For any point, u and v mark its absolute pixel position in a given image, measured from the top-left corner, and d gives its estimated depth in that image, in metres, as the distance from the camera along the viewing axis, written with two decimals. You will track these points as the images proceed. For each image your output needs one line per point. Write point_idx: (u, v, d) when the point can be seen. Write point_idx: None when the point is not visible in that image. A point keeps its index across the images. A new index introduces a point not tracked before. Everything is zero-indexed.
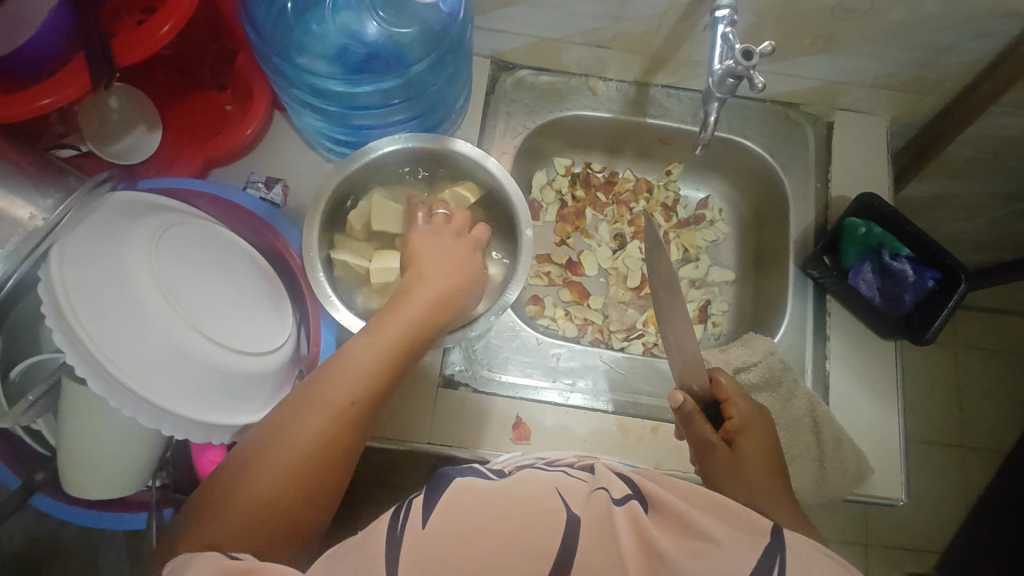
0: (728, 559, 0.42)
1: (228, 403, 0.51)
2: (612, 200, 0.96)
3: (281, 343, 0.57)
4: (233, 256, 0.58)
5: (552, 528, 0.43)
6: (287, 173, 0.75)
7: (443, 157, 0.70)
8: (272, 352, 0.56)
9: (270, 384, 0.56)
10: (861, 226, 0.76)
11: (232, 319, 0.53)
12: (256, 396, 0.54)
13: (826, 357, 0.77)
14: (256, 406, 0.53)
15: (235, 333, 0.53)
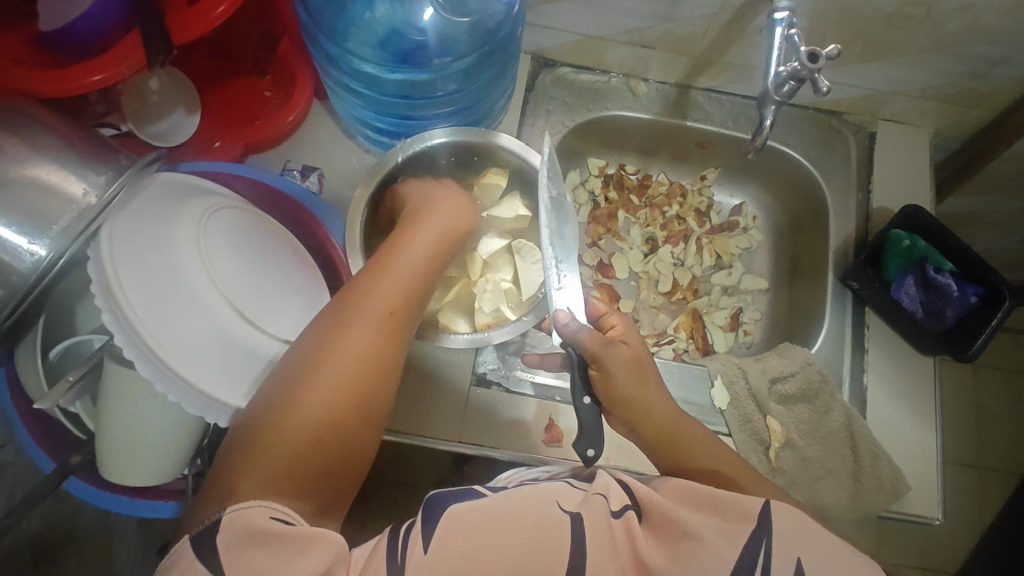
0: (717, 555, 0.44)
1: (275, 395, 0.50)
2: (645, 203, 0.95)
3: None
4: (279, 246, 0.58)
5: (558, 553, 0.43)
6: (326, 161, 0.74)
7: (485, 150, 0.68)
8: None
9: None
10: (906, 239, 0.75)
11: (276, 309, 0.52)
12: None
13: (864, 371, 0.76)
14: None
15: (281, 325, 0.52)
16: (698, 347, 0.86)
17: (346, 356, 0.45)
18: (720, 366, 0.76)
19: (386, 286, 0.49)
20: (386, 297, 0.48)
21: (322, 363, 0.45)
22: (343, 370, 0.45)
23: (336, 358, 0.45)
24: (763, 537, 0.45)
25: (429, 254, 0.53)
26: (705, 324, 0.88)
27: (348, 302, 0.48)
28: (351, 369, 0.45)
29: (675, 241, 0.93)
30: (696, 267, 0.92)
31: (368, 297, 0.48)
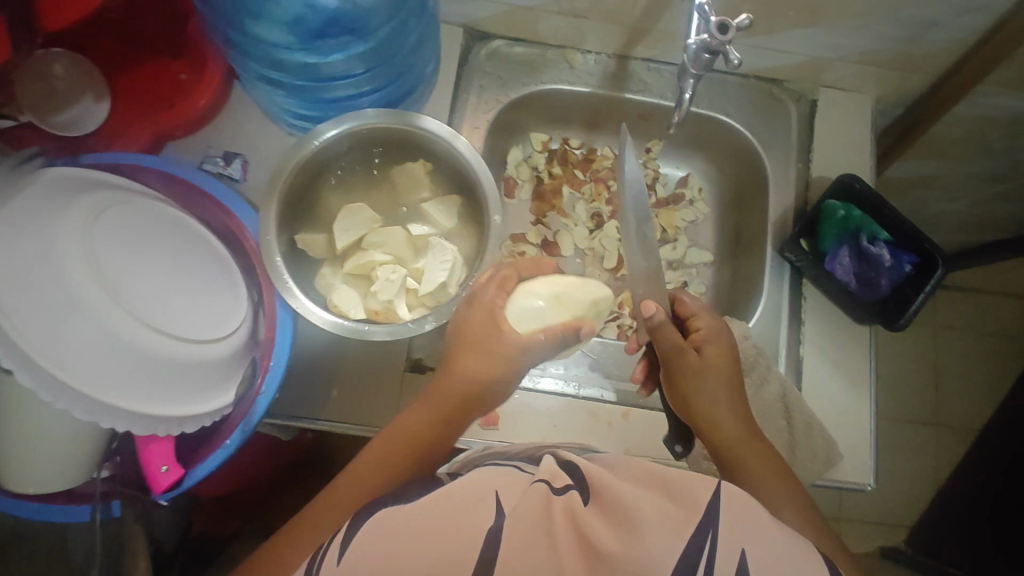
0: (656, 546, 0.39)
1: (178, 399, 0.50)
2: (590, 178, 0.93)
3: (236, 326, 0.55)
4: (186, 236, 0.55)
5: (461, 561, 0.40)
6: (247, 147, 0.71)
7: (411, 137, 0.64)
8: (227, 340, 0.54)
9: (222, 370, 0.53)
10: (840, 210, 0.75)
11: (183, 307, 0.51)
12: (209, 390, 0.52)
13: (800, 342, 0.76)
14: (209, 399, 0.52)
15: (187, 323, 0.51)
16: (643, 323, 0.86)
17: (420, 432, 0.58)
18: None
19: (455, 382, 0.58)
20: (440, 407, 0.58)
21: (375, 442, 0.59)
22: (393, 448, 0.58)
23: (386, 438, 0.59)
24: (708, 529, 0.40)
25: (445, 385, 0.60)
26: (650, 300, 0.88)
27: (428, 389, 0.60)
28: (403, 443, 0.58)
29: (620, 215, 0.92)
30: None
31: (443, 387, 0.59)
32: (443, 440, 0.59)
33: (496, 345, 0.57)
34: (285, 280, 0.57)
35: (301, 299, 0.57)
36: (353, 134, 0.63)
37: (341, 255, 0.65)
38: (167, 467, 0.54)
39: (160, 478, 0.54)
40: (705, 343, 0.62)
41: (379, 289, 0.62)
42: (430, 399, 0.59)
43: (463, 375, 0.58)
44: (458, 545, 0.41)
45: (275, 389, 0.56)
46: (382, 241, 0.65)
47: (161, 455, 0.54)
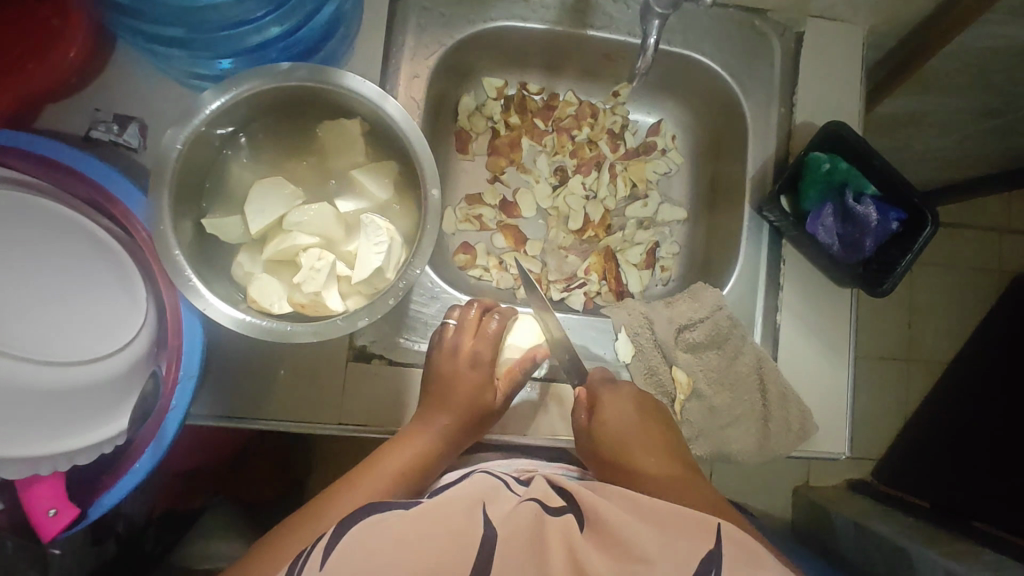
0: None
1: (48, 429, 0.48)
2: (552, 127, 0.83)
3: (132, 336, 0.50)
4: (66, 230, 0.48)
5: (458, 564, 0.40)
6: (140, 109, 0.60)
7: (331, 95, 0.54)
8: (112, 357, 0.50)
9: (109, 390, 0.50)
10: (825, 163, 0.68)
11: (52, 323, 0.48)
12: (89, 414, 0.49)
13: (778, 309, 0.71)
14: (88, 426, 0.49)
15: (55, 343, 0.48)
16: (612, 290, 0.80)
17: (428, 444, 0.60)
18: (626, 317, 0.69)
19: (457, 405, 0.61)
20: (447, 423, 0.61)
21: (382, 448, 0.60)
22: (402, 457, 0.59)
23: (392, 447, 0.59)
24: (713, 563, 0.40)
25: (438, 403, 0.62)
26: (619, 263, 0.81)
27: (429, 399, 0.61)
28: (411, 454, 0.59)
29: (586, 170, 0.83)
30: (609, 199, 0.83)
31: (443, 406, 0.61)
32: (443, 453, 0.61)
33: (484, 383, 0.62)
34: (189, 277, 0.48)
35: (211, 297, 0.49)
36: (239, 104, 0.52)
37: (259, 239, 0.56)
38: (55, 511, 0.47)
39: (48, 526, 0.47)
40: (604, 391, 0.60)
41: (303, 280, 0.53)
42: (435, 415, 0.61)
43: (463, 393, 0.61)
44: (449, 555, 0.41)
45: (189, 403, 0.49)
46: (305, 220, 0.55)
47: (50, 499, 0.47)
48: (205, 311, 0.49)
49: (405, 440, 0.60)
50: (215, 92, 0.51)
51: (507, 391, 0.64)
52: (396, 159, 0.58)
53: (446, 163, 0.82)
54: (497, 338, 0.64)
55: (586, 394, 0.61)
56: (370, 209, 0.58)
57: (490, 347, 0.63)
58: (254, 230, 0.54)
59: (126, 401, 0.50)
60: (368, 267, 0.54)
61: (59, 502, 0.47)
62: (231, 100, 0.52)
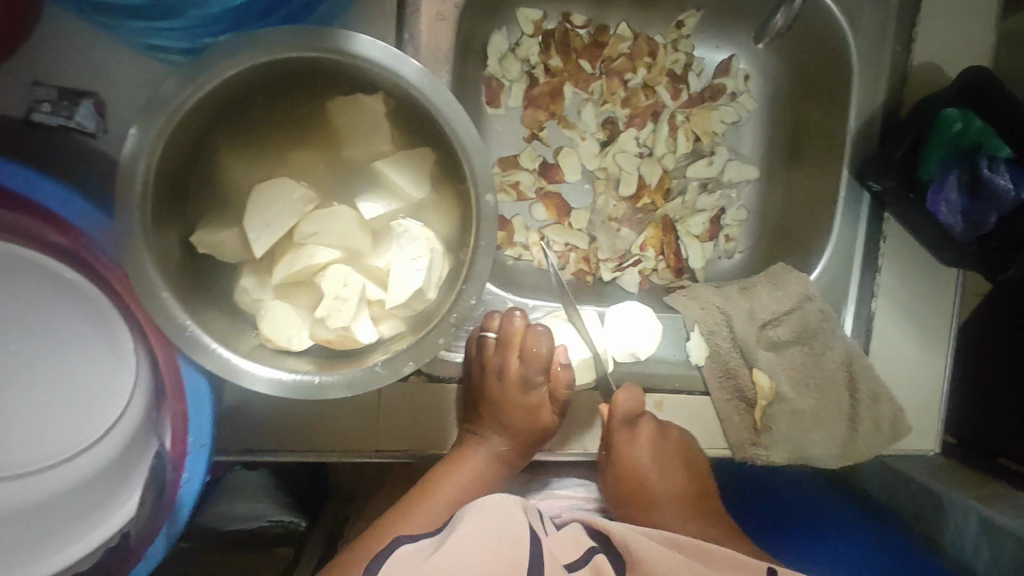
0: None
1: (38, 532, 0.39)
2: (601, 70, 0.69)
3: (122, 410, 0.41)
4: (32, 282, 0.39)
5: None
6: (88, 79, 0.46)
7: (344, 67, 0.41)
8: (99, 442, 0.41)
9: (101, 480, 0.41)
10: (957, 121, 0.55)
11: (40, 409, 0.41)
12: (83, 510, 0.40)
13: (874, 295, 0.61)
14: (83, 524, 0.40)
15: (35, 442, 0.40)
16: (670, 267, 0.70)
17: (482, 466, 0.53)
18: (699, 312, 0.60)
19: (510, 426, 0.54)
20: (500, 449, 0.54)
21: (433, 471, 0.53)
22: (457, 482, 0.52)
23: (446, 468, 0.52)
24: None
25: (489, 428, 0.54)
26: (678, 235, 0.70)
27: (480, 411, 0.54)
28: (465, 477, 0.52)
29: (640, 122, 0.70)
30: (667, 157, 0.70)
31: (496, 423, 0.53)
32: (497, 473, 0.54)
33: (529, 404, 0.54)
34: (185, 324, 0.38)
35: (217, 346, 0.39)
36: (216, 88, 0.39)
37: (265, 257, 0.44)
38: None
39: None
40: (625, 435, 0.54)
41: (326, 313, 0.42)
42: (487, 436, 0.54)
43: (517, 413, 0.53)
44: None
45: (204, 476, 0.40)
46: (323, 230, 0.44)
47: None
48: (211, 367, 0.38)
49: (455, 467, 0.52)
50: (179, 80, 0.37)
51: (559, 406, 0.55)
52: (432, 147, 0.45)
53: (474, 118, 0.67)
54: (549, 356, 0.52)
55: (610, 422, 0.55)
56: (401, 209, 0.46)
57: (541, 367, 0.53)
58: (261, 254, 0.43)
59: (124, 484, 0.41)
60: (406, 289, 0.43)
61: None
62: (205, 85, 0.38)
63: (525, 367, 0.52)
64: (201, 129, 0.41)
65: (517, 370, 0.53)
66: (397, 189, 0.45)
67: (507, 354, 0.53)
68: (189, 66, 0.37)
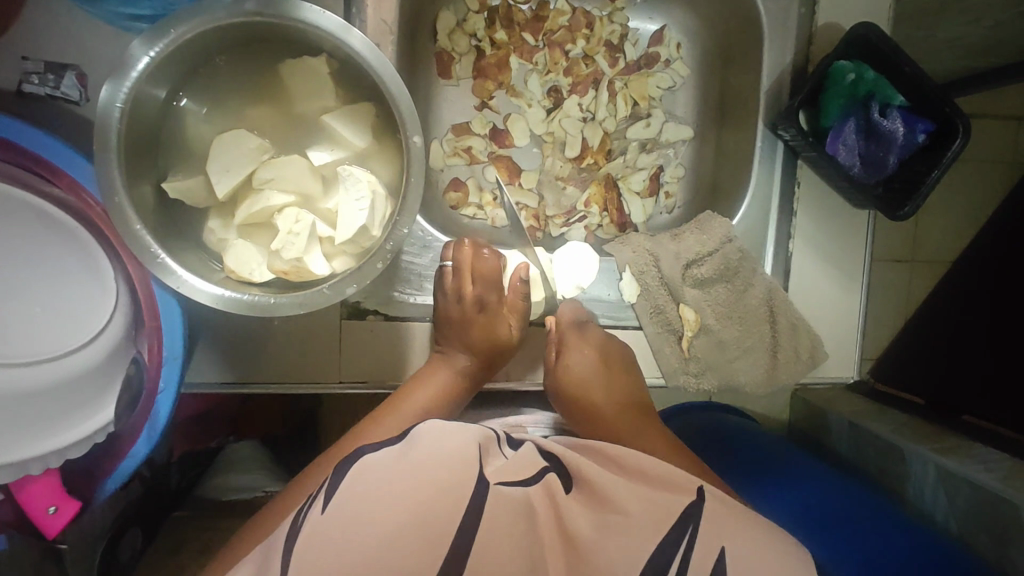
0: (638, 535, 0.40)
1: (32, 432, 0.45)
2: (543, 42, 0.75)
3: (103, 325, 0.47)
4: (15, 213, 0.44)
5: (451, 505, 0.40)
6: (72, 53, 0.52)
7: (291, 31, 0.48)
8: (83, 348, 0.47)
9: (88, 386, 0.47)
10: (850, 72, 0.61)
11: (24, 326, 0.46)
12: (73, 407, 0.47)
13: (790, 237, 0.67)
14: (72, 423, 0.47)
15: (21, 352, 0.46)
16: (613, 222, 0.76)
17: (449, 378, 0.58)
18: (630, 255, 0.66)
19: (471, 344, 0.59)
20: (460, 366, 0.58)
21: (402, 388, 0.57)
22: (424, 393, 0.56)
23: (414, 383, 0.57)
24: (687, 524, 0.40)
25: (451, 349, 0.59)
26: (620, 192, 0.76)
27: (445, 327, 0.59)
28: (432, 389, 0.56)
29: (582, 89, 0.75)
30: (609, 120, 0.76)
31: (457, 341, 0.59)
32: (463, 387, 0.59)
33: (490, 321, 0.59)
34: (156, 254, 0.44)
35: (183, 274, 0.45)
36: (178, 50, 0.45)
37: (229, 201, 0.51)
38: (57, 508, 0.46)
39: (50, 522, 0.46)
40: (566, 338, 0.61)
41: (281, 246, 0.49)
42: (446, 358, 0.59)
43: (478, 331, 0.59)
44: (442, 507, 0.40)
45: (178, 383, 0.46)
46: (278, 176, 0.50)
47: (49, 496, 0.46)
48: (179, 290, 0.45)
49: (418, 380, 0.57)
50: (146, 40, 0.43)
51: (518, 322, 0.61)
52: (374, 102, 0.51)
53: (427, 89, 0.74)
54: (495, 274, 0.60)
55: (555, 336, 0.61)
56: (348, 158, 0.52)
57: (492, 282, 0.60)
58: (226, 197, 0.50)
59: (109, 391, 0.48)
60: (352, 225, 0.50)
61: (59, 498, 0.46)
62: (168, 46, 0.44)
63: (478, 287, 0.60)
64: (168, 86, 0.47)
65: (471, 291, 0.59)
66: (344, 139, 0.52)
67: (462, 276, 0.60)
68: (155, 28, 0.43)
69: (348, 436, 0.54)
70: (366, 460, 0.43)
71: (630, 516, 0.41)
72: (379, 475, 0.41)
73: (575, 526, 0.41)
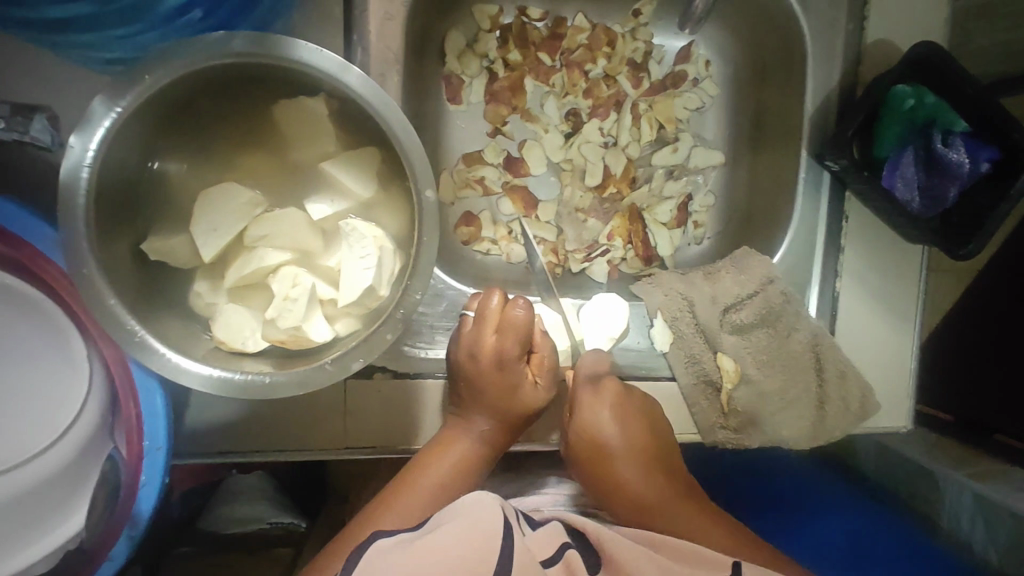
0: None
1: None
2: (560, 62, 0.69)
3: (75, 417, 0.41)
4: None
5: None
6: (39, 95, 0.46)
7: (284, 71, 0.42)
8: (54, 445, 0.41)
9: (58, 486, 0.42)
10: (909, 98, 0.55)
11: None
12: (42, 510, 0.41)
13: (837, 274, 0.61)
14: (40, 528, 0.41)
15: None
16: (639, 255, 0.70)
17: (470, 448, 0.53)
18: (662, 299, 0.60)
19: (491, 407, 0.53)
20: (482, 432, 0.53)
21: (419, 458, 0.52)
22: (442, 467, 0.52)
23: (430, 454, 0.52)
24: None
25: (469, 411, 0.53)
26: (646, 224, 0.70)
27: (464, 391, 0.53)
28: (450, 462, 0.52)
29: (603, 112, 0.70)
30: (632, 146, 0.70)
31: (477, 406, 0.53)
32: (486, 455, 0.54)
33: (514, 382, 0.53)
34: (134, 331, 0.39)
35: (166, 352, 0.39)
36: (154, 97, 0.39)
37: (217, 261, 0.45)
38: None
39: None
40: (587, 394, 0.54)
41: (276, 314, 0.43)
42: (462, 427, 0.53)
43: (496, 393, 0.52)
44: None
45: (162, 475, 0.41)
46: (273, 232, 0.45)
47: None
48: (159, 372, 0.39)
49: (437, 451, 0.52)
50: (111, 95, 0.37)
51: (545, 379, 0.54)
52: (379, 147, 0.45)
53: (435, 115, 0.68)
54: (526, 327, 0.51)
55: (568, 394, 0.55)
56: (351, 208, 0.47)
57: (520, 341, 0.52)
58: (213, 257, 0.44)
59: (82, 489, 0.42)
60: (357, 287, 0.44)
61: None
62: (139, 95, 0.38)
63: (500, 341, 0.52)
64: (144, 137, 0.41)
65: (490, 346, 0.52)
66: (346, 187, 0.46)
67: (484, 333, 0.52)
68: (124, 77, 0.37)
69: (366, 514, 0.51)
70: (381, 542, 0.41)
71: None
72: (398, 556, 0.40)
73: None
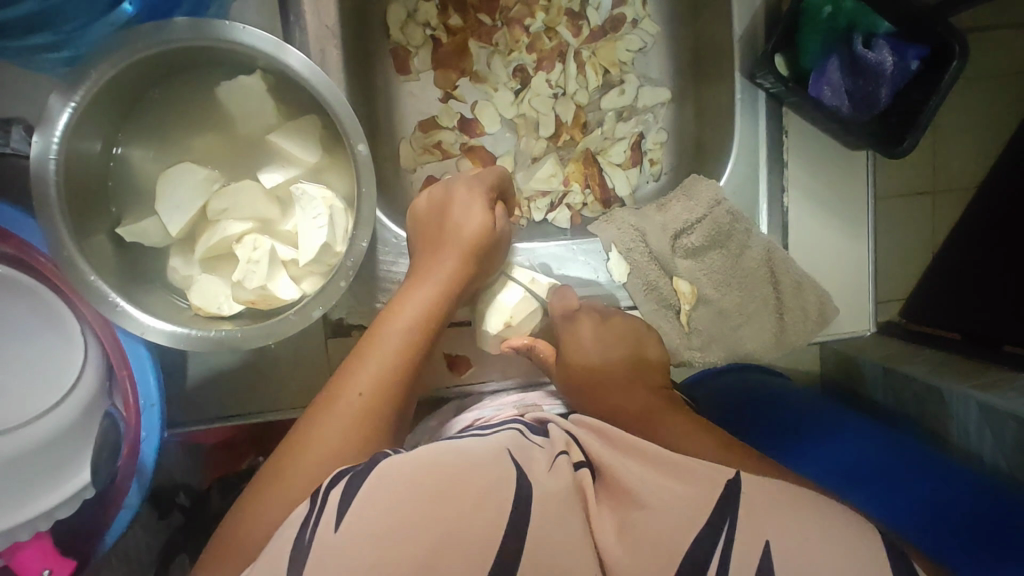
0: (666, 527, 0.37)
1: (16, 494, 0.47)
2: (501, 21, 0.71)
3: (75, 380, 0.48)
4: None
5: (492, 517, 0.35)
6: (15, 110, 0.51)
7: (222, 53, 0.46)
8: (59, 407, 0.48)
9: (67, 443, 0.49)
10: (826, 6, 0.57)
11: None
12: (58, 464, 0.48)
13: (783, 191, 0.63)
14: (56, 481, 0.48)
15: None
16: (597, 198, 0.72)
17: (433, 296, 0.49)
18: (616, 233, 0.63)
19: (454, 243, 0.52)
20: (437, 272, 0.50)
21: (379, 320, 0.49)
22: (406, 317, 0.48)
23: (393, 306, 0.49)
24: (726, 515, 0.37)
25: (431, 259, 0.52)
26: (602, 167, 0.72)
27: (425, 250, 0.52)
28: (414, 312, 0.48)
29: (548, 64, 0.71)
30: (581, 93, 0.72)
31: (441, 245, 0.52)
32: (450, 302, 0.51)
33: (473, 223, 0.53)
34: (115, 302, 0.43)
35: (144, 318, 0.44)
36: (103, 88, 0.43)
37: (188, 236, 0.49)
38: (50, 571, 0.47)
39: None
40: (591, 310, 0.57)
41: (243, 276, 0.47)
42: (430, 273, 0.51)
43: (452, 221, 0.53)
44: (472, 505, 0.35)
45: (159, 428, 0.48)
46: (233, 204, 0.49)
47: (43, 558, 0.47)
48: (141, 333, 0.44)
49: (401, 303, 0.49)
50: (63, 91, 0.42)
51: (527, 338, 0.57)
52: (319, 114, 0.50)
53: (388, 89, 0.71)
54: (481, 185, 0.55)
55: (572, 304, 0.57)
56: (301, 174, 0.51)
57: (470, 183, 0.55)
58: (180, 233, 0.48)
59: (88, 445, 0.49)
60: (314, 248, 0.48)
61: (50, 560, 0.47)
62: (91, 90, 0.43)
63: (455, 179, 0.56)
64: (102, 131, 0.46)
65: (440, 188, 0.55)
66: (293, 155, 0.50)
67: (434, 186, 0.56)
68: (73, 72, 0.42)
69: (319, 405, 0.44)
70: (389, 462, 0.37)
71: (653, 509, 0.38)
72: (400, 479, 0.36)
73: (604, 535, 0.38)
